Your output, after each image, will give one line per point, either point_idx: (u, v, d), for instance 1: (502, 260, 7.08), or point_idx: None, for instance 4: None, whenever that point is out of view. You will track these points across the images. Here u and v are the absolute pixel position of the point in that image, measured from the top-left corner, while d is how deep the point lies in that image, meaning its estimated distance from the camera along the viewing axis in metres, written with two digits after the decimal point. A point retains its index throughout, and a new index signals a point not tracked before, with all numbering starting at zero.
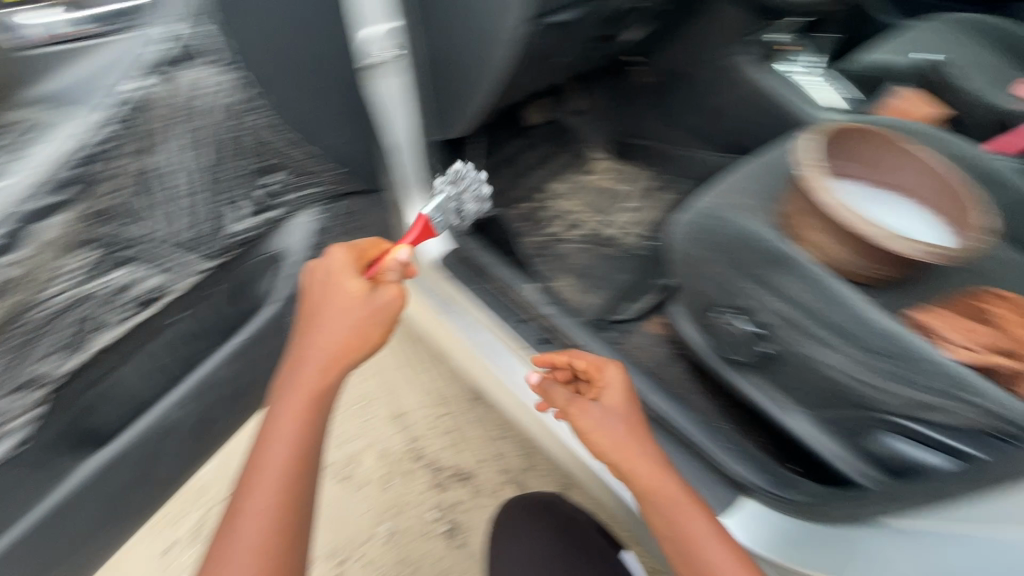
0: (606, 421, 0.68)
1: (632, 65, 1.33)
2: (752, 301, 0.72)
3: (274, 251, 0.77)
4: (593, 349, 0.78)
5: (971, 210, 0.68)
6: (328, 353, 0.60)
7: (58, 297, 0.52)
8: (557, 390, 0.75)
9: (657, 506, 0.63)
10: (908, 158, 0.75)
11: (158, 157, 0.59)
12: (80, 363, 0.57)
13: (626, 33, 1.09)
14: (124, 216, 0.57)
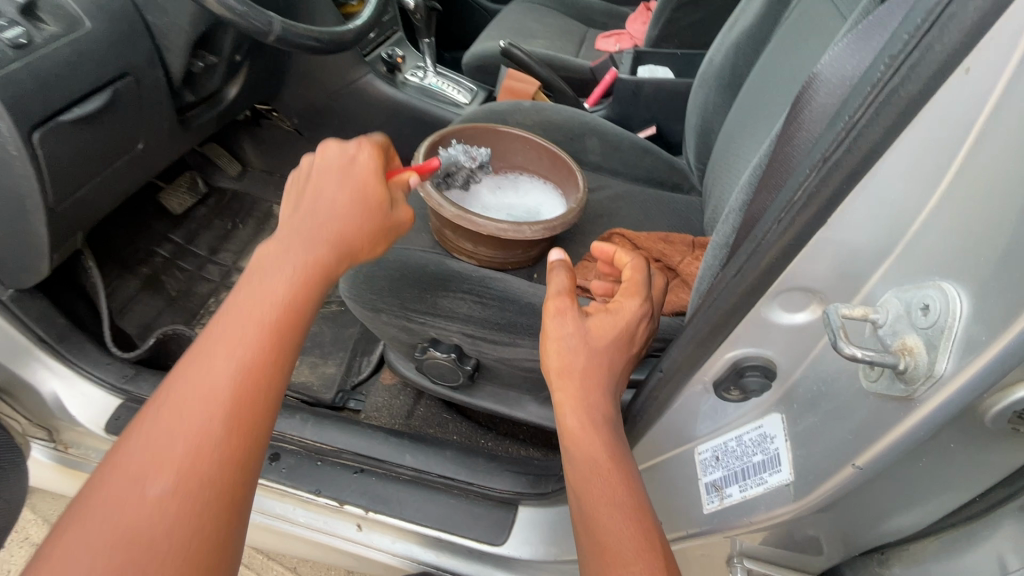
0: (575, 336, 0.50)
1: (268, 115, 1.25)
2: (433, 329, 0.68)
3: None
4: (640, 265, 0.56)
5: (573, 174, 0.77)
6: (322, 223, 0.51)
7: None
8: (559, 280, 0.53)
9: (573, 439, 0.47)
10: (510, 142, 0.81)
11: None
12: None
13: (223, 88, 0.93)
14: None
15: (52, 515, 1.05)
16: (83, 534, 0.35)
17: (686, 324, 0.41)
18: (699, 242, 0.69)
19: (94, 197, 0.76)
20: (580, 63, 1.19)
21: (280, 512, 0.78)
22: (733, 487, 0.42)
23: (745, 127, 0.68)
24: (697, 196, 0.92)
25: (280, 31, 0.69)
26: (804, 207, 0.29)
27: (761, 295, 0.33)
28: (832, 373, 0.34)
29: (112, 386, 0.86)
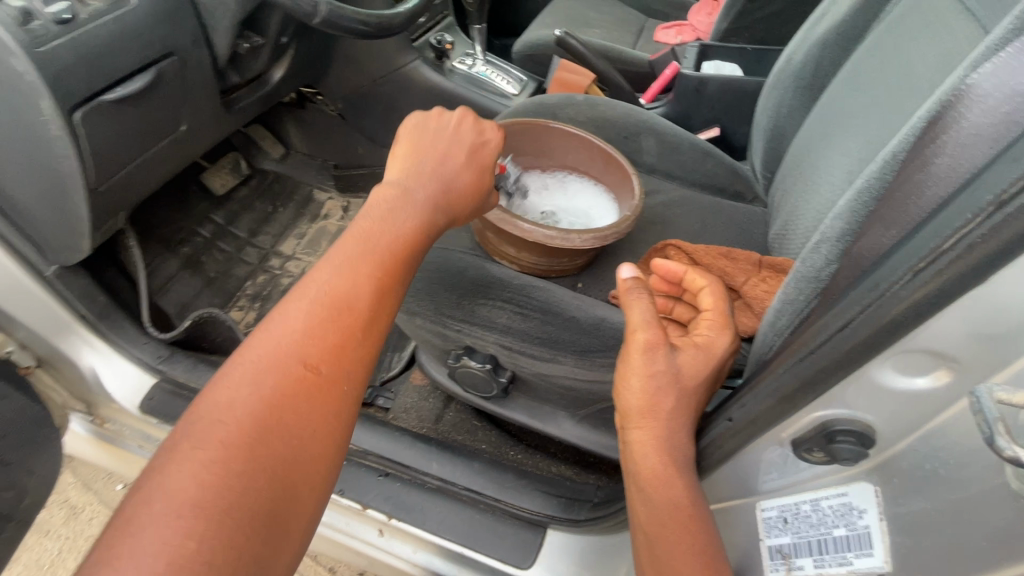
0: (666, 376, 0.45)
1: (314, 99, 1.23)
2: (469, 338, 0.66)
3: None
4: (718, 291, 0.52)
5: (628, 177, 0.71)
6: (441, 179, 0.56)
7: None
8: (640, 310, 0.47)
9: (651, 481, 0.44)
10: (559, 139, 0.76)
11: None
12: None
13: (267, 71, 0.91)
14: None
15: (91, 480, 1.08)
16: (237, 409, 0.39)
17: (766, 371, 0.37)
18: (767, 261, 0.62)
19: (131, 178, 0.75)
20: (639, 55, 1.12)
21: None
22: (805, 559, 0.36)
23: (833, 135, 0.61)
24: (761, 207, 0.84)
25: (327, 13, 0.66)
26: (953, 260, 0.25)
27: (872, 356, 0.29)
28: (950, 451, 0.29)
29: (148, 365, 0.87)
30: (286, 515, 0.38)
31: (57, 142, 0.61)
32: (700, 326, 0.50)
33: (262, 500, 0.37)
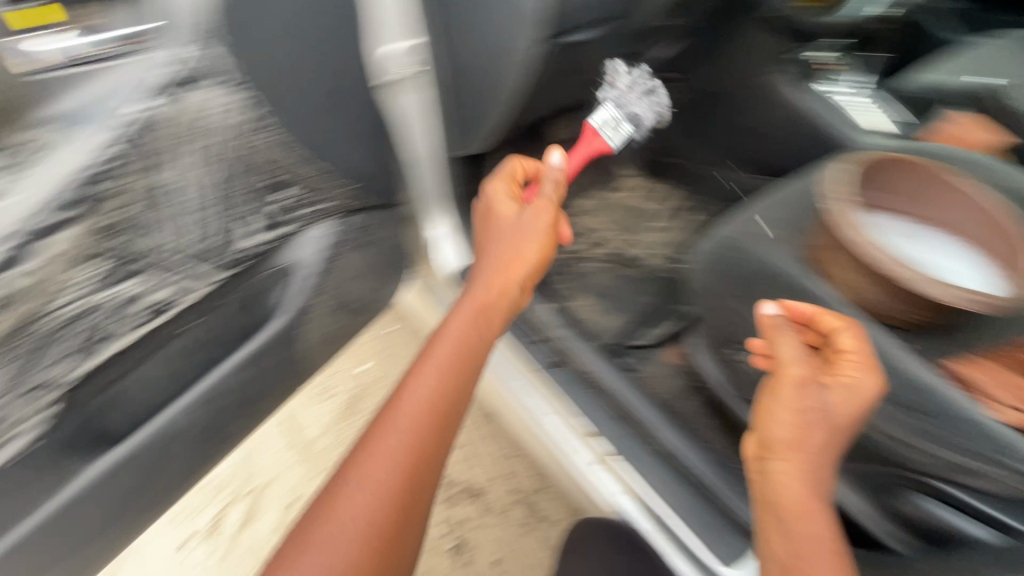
0: (816, 412, 0.54)
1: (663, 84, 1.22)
2: None
3: (282, 266, 0.75)
4: (855, 329, 0.58)
5: None
6: (500, 254, 0.70)
7: (69, 307, 0.53)
8: (786, 346, 0.58)
9: (793, 513, 0.52)
10: (954, 196, 0.69)
11: (168, 174, 0.58)
12: (95, 365, 0.59)
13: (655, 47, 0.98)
14: (132, 228, 0.56)
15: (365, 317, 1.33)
16: (381, 445, 0.54)
17: None
18: None
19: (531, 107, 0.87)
20: None
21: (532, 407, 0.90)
22: None
23: None
24: None
25: None
26: None
27: None
28: None
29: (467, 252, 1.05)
30: (412, 506, 0.54)
31: (514, 60, 0.73)
32: (846, 364, 0.56)
33: (399, 498, 0.53)
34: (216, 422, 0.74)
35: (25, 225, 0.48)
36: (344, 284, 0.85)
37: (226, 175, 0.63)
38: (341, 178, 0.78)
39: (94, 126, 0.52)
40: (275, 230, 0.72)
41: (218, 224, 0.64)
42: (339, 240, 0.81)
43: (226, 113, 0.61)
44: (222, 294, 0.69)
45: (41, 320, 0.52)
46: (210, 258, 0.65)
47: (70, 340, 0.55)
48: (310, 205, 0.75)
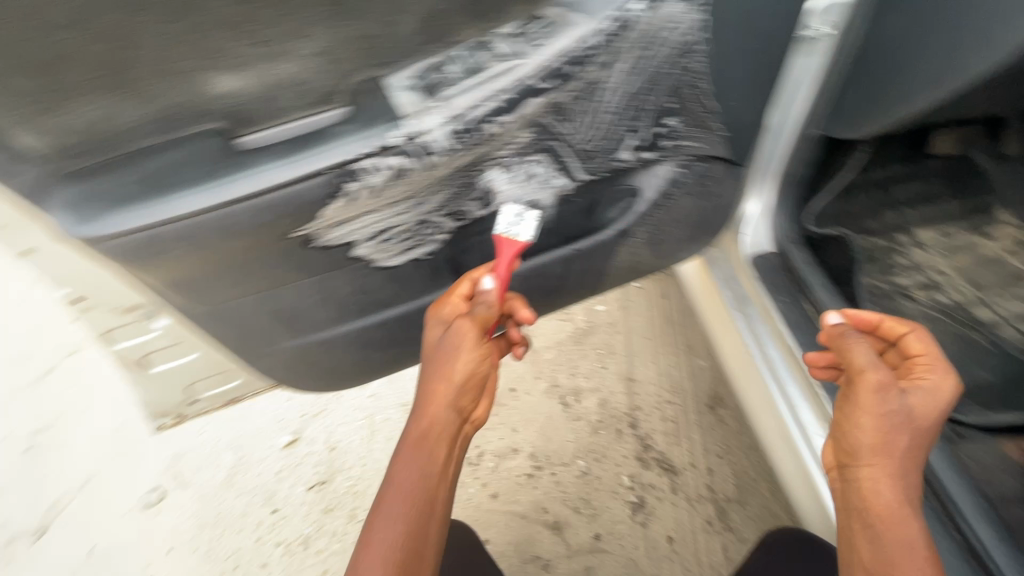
0: (898, 414, 0.60)
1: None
2: None
3: (630, 185, 0.80)
4: (925, 334, 0.67)
5: None
6: (427, 385, 0.65)
7: (503, 159, 0.65)
8: (859, 352, 0.64)
9: (887, 517, 0.58)
10: None
11: (610, 78, 0.62)
12: (487, 211, 0.72)
13: None
14: (566, 112, 0.64)
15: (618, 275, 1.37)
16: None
17: None
18: None
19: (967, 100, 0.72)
20: None
21: (804, 425, 0.85)
22: None
23: None
24: None
25: None
26: None
27: None
28: None
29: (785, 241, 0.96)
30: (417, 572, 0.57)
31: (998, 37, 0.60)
32: (922, 369, 0.65)
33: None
34: (526, 297, 0.85)
35: (517, 86, 0.55)
36: (664, 222, 0.87)
37: (645, 88, 0.66)
38: (726, 130, 0.77)
39: (588, 26, 0.55)
40: (645, 150, 0.75)
41: (615, 130, 0.70)
42: (681, 183, 0.83)
43: (679, 41, 0.61)
44: (580, 187, 0.77)
45: (481, 163, 0.63)
46: (590, 155, 0.72)
47: (485, 185, 0.67)
48: (683, 139, 0.76)
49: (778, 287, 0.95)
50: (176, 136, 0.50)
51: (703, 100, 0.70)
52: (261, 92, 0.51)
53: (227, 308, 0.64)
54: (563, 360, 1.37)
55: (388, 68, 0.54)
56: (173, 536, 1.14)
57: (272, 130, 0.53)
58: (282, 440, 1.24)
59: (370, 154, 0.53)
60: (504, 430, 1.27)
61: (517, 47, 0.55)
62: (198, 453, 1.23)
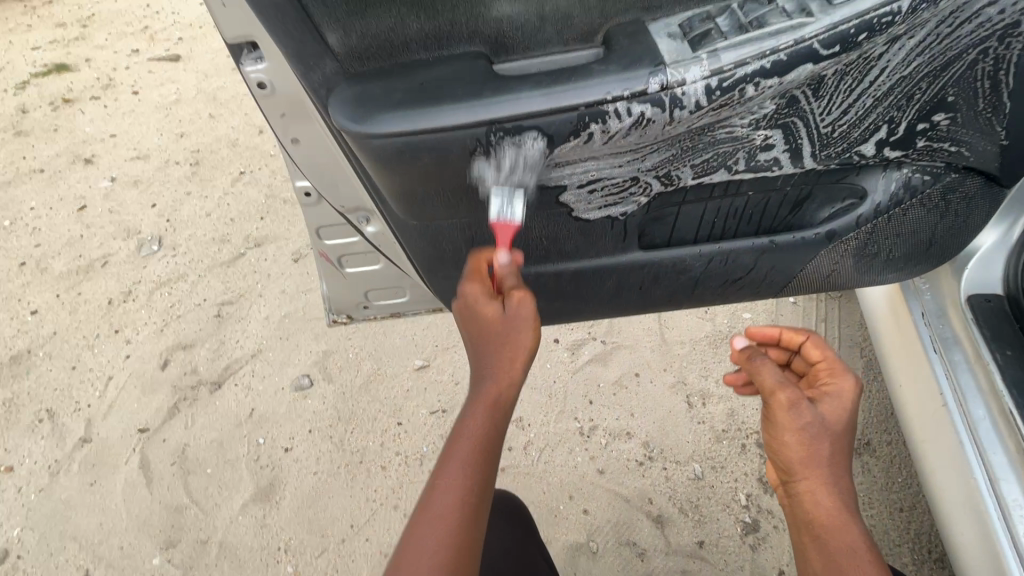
0: (816, 423, 0.61)
1: None
2: None
3: (858, 186, 0.71)
4: (817, 339, 0.74)
5: None
6: (496, 362, 0.59)
7: (738, 130, 0.60)
8: (766, 369, 0.64)
9: (827, 526, 0.58)
10: None
11: (892, 56, 0.55)
12: (697, 184, 0.67)
13: None
14: (827, 88, 0.57)
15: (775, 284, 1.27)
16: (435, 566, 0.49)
17: None
18: None
19: None
20: None
21: (1006, 506, 0.71)
22: None
23: None
24: None
25: None
26: None
27: None
28: None
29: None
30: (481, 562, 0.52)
31: None
32: (826, 375, 0.68)
33: None
34: (703, 283, 0.79)
35: (794, 45, 0.50)
36: (885, 237, 0.75)
37: (931, 73, 0.57)
38: (1005, 137, 0.64)
39: None
40: (894, 149, 0.65)
41: (872, 118, 0.61)
42: (920, 194, 0.71)
43: (990, 20, 0.52)
44: (803, 179, 0.69)
45: (713, 129, 0.59)
46: (832, 144, 0.63)
47: (707, 155, 0.63)
48: (945, 143, 0.65)
49: (1004, 340, 0.79)
50: (448, 53, 0.54)
51: (991, 101, 0.60)
52: (532, 21, 0.53)
53: (436, 225, 0.68)
54: (693, 360, 1.31)
55: (656, 13, 0.54)
56: (313, 420, 1.28)
57: (526, 61, 0.56)
58: (415, 363, 1.33)
59: (625, 97, 0.52)
60: (621, 411, 1.25)
61: (802, 5, 0.51)
62: (343, 357, 1.37)
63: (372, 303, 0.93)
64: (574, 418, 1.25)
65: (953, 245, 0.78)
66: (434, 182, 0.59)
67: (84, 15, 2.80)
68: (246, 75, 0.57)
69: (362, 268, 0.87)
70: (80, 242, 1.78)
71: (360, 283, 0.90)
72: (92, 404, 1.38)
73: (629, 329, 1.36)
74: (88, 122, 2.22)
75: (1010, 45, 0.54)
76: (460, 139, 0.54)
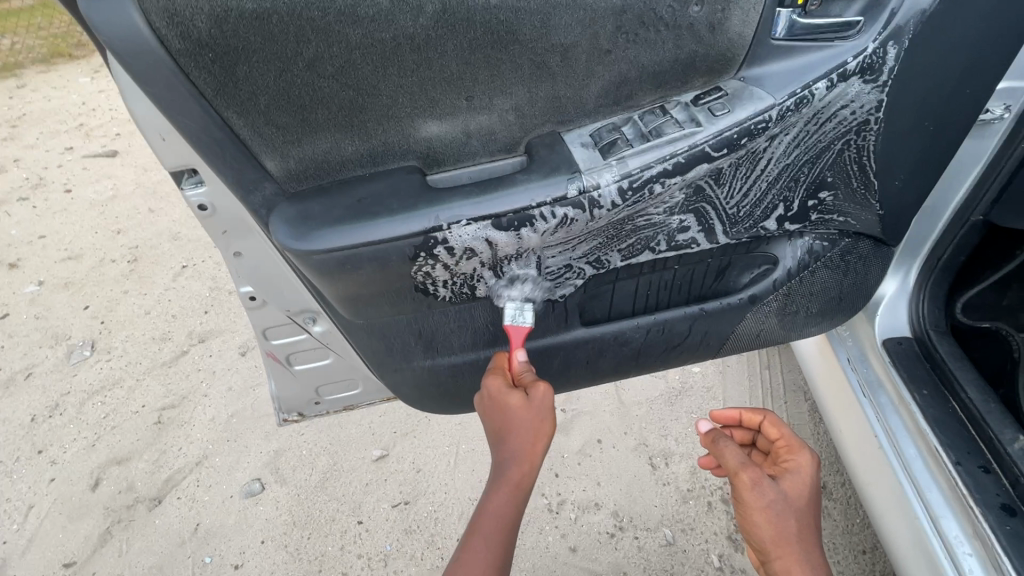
0: (778, 499, 0.64)
1: None
2: None
3: (768, 254, 0.79)
4: (773, 418, 0.77)
5: None
6: (517, 448, 0.64)
7: (654, 218, 0.66)
8: (727, 450, 0.68)
9: None
10: None
11: (775, 150, 0.63)
12: (626, 265, 0.72)
13: None
14: (726, 178, 0.64)
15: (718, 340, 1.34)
16: None
17: None
18: None
19: None
20: None
21: (949, 542, 0.75)
22: None
23: None
24: None
25: None
26: None
27: None
28: None
29: (926, 327, 0.91)
30: None
31: None
32: (785, 453, 0.72)
33: None
34: (645, 352, 0.83)
35: (689, 150, 0.58)
36: (801, 296, 0.82)
37: (808, 161, 0.66)
38: (880, 208, 0.74)
39: (761, 99, 0.58)
40: (792, 222, 0.74)
41: (769, 199, 0.69)
42: (822, 257, 0.79)
43: (848, 119, 0.62)
44: (719, 252, 0.75)
45: (633, 219, 0.65)
46: (739, 222, 0.71)
47: (630, 241, 0.68)
48: (832, 213, 0.74)
49: (918, 380, 0.87)
50: (382, 169, 0.58)
51: (862, 178, 0.69)
52: (459, 137, 0.58)
53: (382, 322, 0.69)
54: (651, 420, 1.33)
55: (570, 125, 0.60)
56: (265, 529, 1.20)
57: (458, 171, 0.60)
58: (373, 453, 1.29)
59: (548, 202, 0.57)
60: (586, 480, 1.25)
61: (692, 115, 0.59)
62: (297, 454, 1.31)
63: (324, 398, 0.91)
64: (542, 494, 1.23)
65: (859, 297, 0.86)
66: (376, 284, 0.61)
67: (13, 115, 2.75)
68: (186, 198, 0.59)
69: (311, 365, 0.85)
70: (1, 354, 1.66)
71: (311, 380, 0.87)
72: (9, 539, 1.24)
73: (585, 394, 1.38)
74: (14, 225, 2.13)
75: (866, 137, 0.64)
76: (399, 246, 0.57)
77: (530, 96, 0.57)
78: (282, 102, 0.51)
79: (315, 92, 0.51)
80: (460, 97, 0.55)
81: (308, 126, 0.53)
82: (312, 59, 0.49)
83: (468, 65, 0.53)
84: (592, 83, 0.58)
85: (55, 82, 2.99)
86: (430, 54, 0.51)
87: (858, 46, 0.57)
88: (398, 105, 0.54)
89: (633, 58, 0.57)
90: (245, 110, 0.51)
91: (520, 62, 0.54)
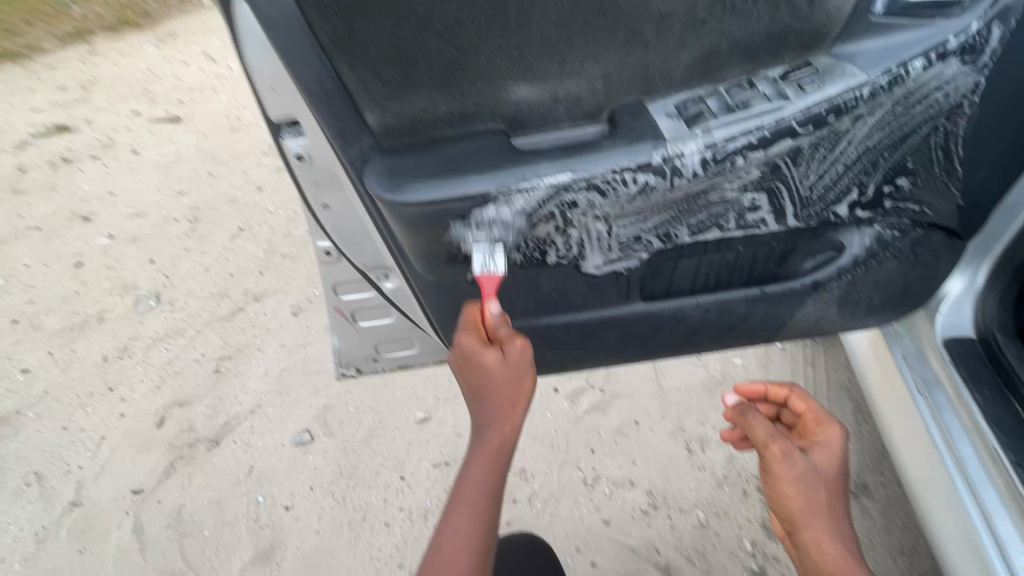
0: (810, 472, 0.66)
1: None
2: None
3: (835, 242, 0.78)
4: (801, 391, 0.77)
5: None
6: (496, 404, 0.65)
7: (728, 195, 0.67)
8: (760, 423, 0.69)
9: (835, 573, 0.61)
10: None
11: (859, 131, 0.63)
12: (692, 241, 0.73)
13: None
14: (806, 158, 0.65)
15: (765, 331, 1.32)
16: None
17: None
18: None
19: None
20: None
21: (1001, 539, 0.74)
22: None
23: None
24: None
25: None
26: None
27: None
28: None
29: (993, 327, 0.89)
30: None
31: None
32: (812, 428, 0.73)
33: None
34: (701, 331, 0.84)
35: (775, 125, 0.59)
36: (867, 286, 0.81)
37: (891, 145, 0.65)
38: (961, 200, 0.73)
39: (853, 77, 0.58)
40: (865, 209, 0.73)
41: (844, 183, 0.69)
42: (892, 248, 0.78)
43: (939, 103, 0.61)
44: (786, 235, 0.75)
45: (707, 194, 0.66)
46: (811, 204, 0.70)
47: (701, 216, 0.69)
48: (909, 202, 0.73)
49: (981, 381, 0.85)
50: (470, 129, 0.61)
51: (945, 167, 0.68)
52: (546, 102, 0.60)
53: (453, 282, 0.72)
54: (690, 406, 1.34)
55: (654, 96, 0.62)
56: (314, 477, 1.27)
57: (540, 134, 0.63)
58: (416, 416, 1.34)
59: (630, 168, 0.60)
60: (622, 458, 1.27)
61: (779, 91, 0.59)
62: (345, 411, 1.37)
63: (382, 355, 0.95)
64: (577, 468, 1.26)
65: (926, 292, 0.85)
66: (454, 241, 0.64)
67: (86, 79, 2.90)
68: (286, 146, 0.63)
69: (374, 322, 0.90)
70: (76, 299, 1.78)
71: (372, 337, 0.92)
72: (84, 465, 1.35)
73: (625, 376, 1.40)
74: (87, 181, 2.26)
75: (954, 122, 0.63)
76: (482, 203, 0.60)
77: (621, 63, 0.59)
78: (389, 58, 0.54)
79: (420, 50, 0.54)
80: (553, 61, 0.57)
81: (409, 83, 0.56)
82: (423, 16, 0.52)
83: (565, 29, 0.55)
84: (681, 54, 0.59)
85: (123, 48, 3.12)
86: (533, 17, 0.54)
87: (958, 27, 0.56)
88: (494, 66, 0.57)
89: (725, 30, 0.58)
90: (354, 62, 0.55)
91: (616, 29, 0.56)
